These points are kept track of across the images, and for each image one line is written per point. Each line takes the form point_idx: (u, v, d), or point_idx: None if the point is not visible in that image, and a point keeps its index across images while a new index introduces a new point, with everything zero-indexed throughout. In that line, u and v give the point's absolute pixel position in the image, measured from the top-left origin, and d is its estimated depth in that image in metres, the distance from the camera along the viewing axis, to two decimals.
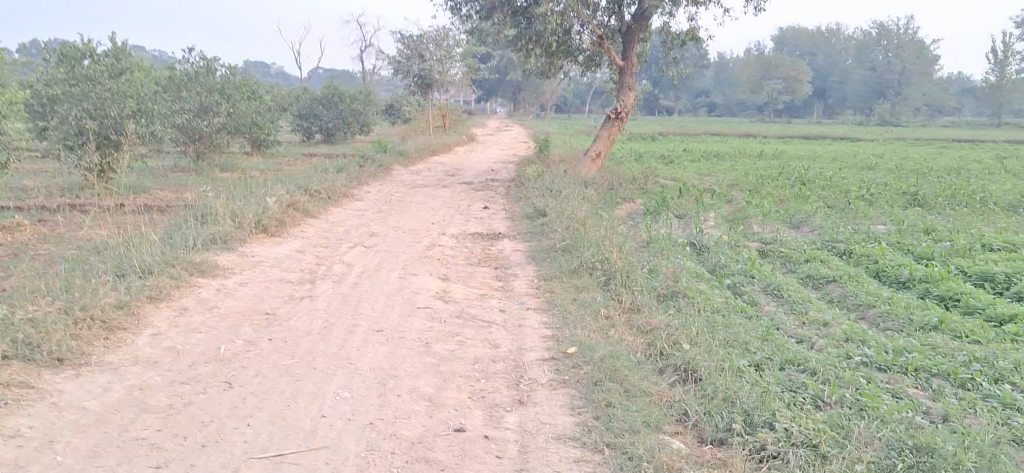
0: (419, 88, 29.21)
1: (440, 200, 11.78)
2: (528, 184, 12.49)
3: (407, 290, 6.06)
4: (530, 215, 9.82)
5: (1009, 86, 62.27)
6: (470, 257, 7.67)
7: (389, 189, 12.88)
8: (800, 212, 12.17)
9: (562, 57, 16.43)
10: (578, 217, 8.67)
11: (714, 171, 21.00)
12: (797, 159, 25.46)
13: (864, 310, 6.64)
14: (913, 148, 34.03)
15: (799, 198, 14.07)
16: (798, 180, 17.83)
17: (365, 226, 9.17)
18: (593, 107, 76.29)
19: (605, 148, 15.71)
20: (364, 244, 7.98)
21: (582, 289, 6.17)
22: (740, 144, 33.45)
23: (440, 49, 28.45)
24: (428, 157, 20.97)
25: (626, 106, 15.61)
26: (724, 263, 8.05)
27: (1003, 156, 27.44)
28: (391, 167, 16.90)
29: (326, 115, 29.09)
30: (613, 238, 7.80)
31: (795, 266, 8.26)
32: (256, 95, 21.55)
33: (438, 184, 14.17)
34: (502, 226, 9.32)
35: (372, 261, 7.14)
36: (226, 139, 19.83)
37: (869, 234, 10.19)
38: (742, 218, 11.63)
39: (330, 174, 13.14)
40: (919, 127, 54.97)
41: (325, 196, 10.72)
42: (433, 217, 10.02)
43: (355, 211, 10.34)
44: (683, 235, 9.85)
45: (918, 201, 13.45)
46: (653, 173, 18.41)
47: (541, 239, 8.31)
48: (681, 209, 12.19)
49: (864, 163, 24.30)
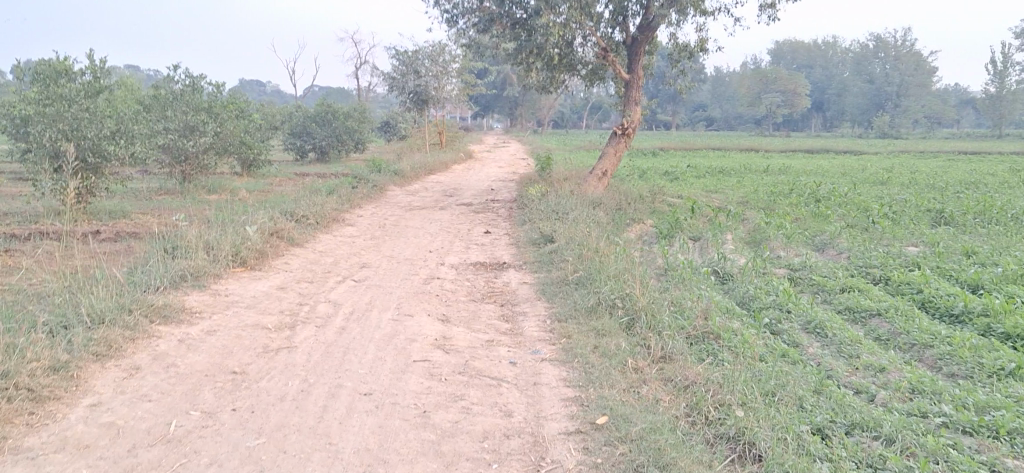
0: (414, 105, 28.46)
1: (437, 224, 11.01)
2: (532, 206, 11.71)
3: (401, 336, 5.26)
4: (536, 241, 9.04)
5: (1009, 97, 61.78)
6: (472, 292, 6.88)
7: (383, 212, 12.10)
8: (822, 233, 11.40)
9: (564, 72, 15.69)
10: (590, 245, 7.88)
11: (721, 188, 20.23)
12: (806, 174, 24.71)
13: (921, 351, 5.81)
14: (918, 161, 33.38)
15: (819, 217, 13.31)
16: (812, 196, 17.06)
17: (355, 256, 8.38)
18: (591, 122, 75.65)
19: (612, 166, 14.91)
20: (353, 278, 7.19)
21: (604, 333, 5.38)
22: (742, 159, 32.76)
23: (437, 65, 27.71)
24: (424, 176, 20.22)
25: (633, 122, 14.81)
26: (754, 296, 7.24)
27: (1013, 169, 26.78)
28: (387, 188, 16.12)
29: (319, 132, 28.36)
30: (633, 268, 7.01)
31: (832, 298, 7.45)
32: (246, 113, 20.78)
33: (435, 206, 13.38)
34: (507, 255, 8.53)
35: (362, 299, 6.36)
36: (214, 160, 19.00)
37: (902, 256, 9.42)
38: (762, 240, 10.86)
39: (321, 196, 12.35)
40: (919, 139, 54.41)
41: (313, 223, 9.93)
42: (431, 245, 9.23)
43: (346, 238, 9.56)
44: (703, 261, 9.08)
45: (945, 220, 12.69)
46: (660, 191, 17.64)
47: (550, 271, 7.52)
48: (694, 230, 11.41)
49: (874, 176, 23.57)
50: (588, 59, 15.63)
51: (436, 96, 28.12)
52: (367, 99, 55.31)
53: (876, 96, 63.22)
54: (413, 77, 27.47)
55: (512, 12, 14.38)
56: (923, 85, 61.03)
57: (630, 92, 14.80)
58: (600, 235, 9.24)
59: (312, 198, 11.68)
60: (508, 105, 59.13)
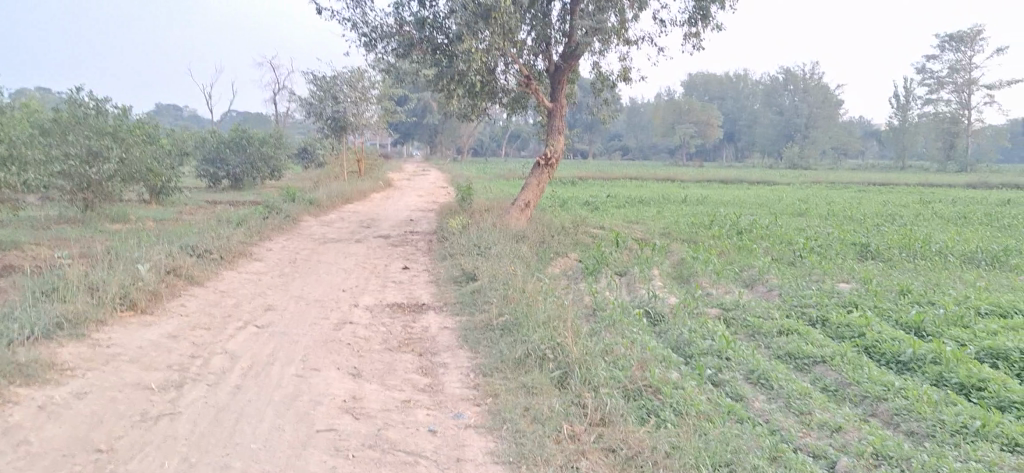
0: (331, 131, 27.66)
1: (352, 258, 10.33)
2: (452, 239, 11.14)
3: (304, 397, 4.60)
4: (457, 279, 8.45)
5: (913, 130, 63.65)
6: (388, 339, 6.25)
7: (294, 244, 11.37)
8: (749, 267, 11.07)
9: (485, 99, 15.19)
10: (516, 285, 7.34)
11: (643, 218, 19.95)
12: (725, 204, 24.66)
13: (875, 406, 5.40)
14: (830, 192, 33.84)
15: (744, 250, 13.01)
16: (734, 228, 16.83)
17: (261, 296, 7.66)
18: (510, 150, 75.50)
19: (535, 198, 14.34)
20: (255, 323, 6.50)
21: (534, 390, 4.82)
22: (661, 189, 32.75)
23: (355, 91, 26.99)
24: (341, 205, 19.47)
25: (557, 152, 14.31)
26: (691, 341, 6.75)
27: (922, 200, 27.22)
28: (300, 218, 15.36)
29: (232, 159, 27.31)
30: (562, 312, 6.48)
31: (771, 342, 7.02)
32: (153, 138, 19.77)
33: (350, 237, 12.69)
34: (425, 294, 7.91)
35: (264, 350, 5.68)
36: (119, 187, 17.90)
37: (836, 294, 9.09)
38: (691, 275, 10.46)
39: (228, 228, 11.56)
40: (830, 170, 55.53)
41: (215, 258, 9.17)
42: (344, 282, 8.55)
43: (252, 275, 8.82)
44: (633, 299, 8.59)
45: (870, 253, 12.50)
46: (582, 222, 17.25)
47: (473, 313, 6.94)
48: (621, 265, 10.98)
49: (791, 207, 23.62)
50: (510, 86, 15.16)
51: (354, 122, 27.37)
52: (283, 125, 54.09)
53: (786, 127, 64.46)
54: (330, 103, 26.69)
55: (432, 37, 13.83)
56: (833, 118, 62.48)
57: (554, 122, 14.34)
58: (525, 273, 8.69)
59: (217, 230, 10.89)
60: (427, 132, 58.54)
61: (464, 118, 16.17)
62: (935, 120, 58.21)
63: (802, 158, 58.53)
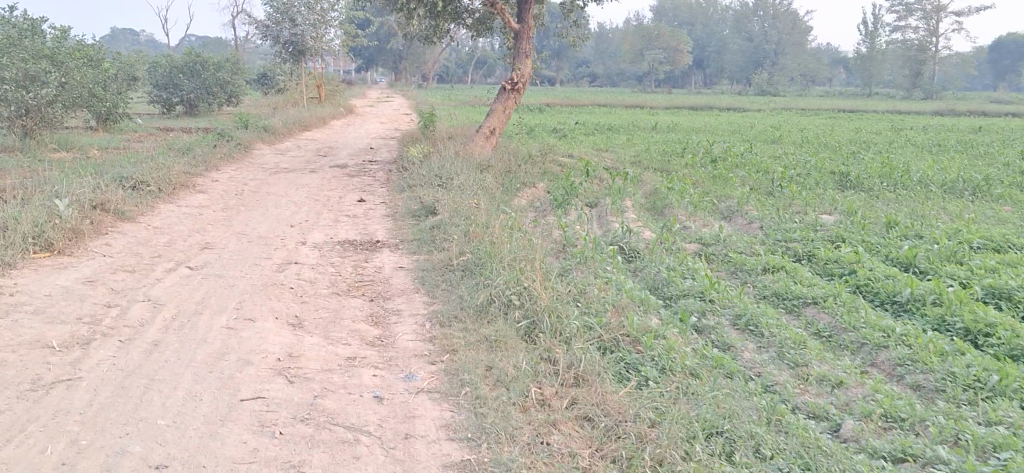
0: (289, 55, 26.60)
1: (304, 189, 9.63)
2: (412, 168, 10.47)
3: (232, 355, 3.99)
4: (415, 213, 7.79)
5: (879, 57, 63.17)
6: (335, 281, 5.62)
7: (242, 174, 10.66)
8: (727, 198, 10.48)
9: (447, 20, 14.36)
10: (479, 220, 6.71)
11: (612, 146, 19.35)
12: (696, 132, 24.10)
13: (875, 355, 4.87)
14: (799, 119, 33.31)
15: (719, 180, 12.43)
16: (706, 157, 16.24)
17: (199, 233, 6.98)
18: (475, 76, 74.25)
19: (501, 124, 13.51)
20: (188, 265, 5.85)
21: (497, 344, 4.22)
22: (629, 116, 32.05)
23: (313, 13, 25.89)
24: (298, 132, 18.63)
25: (524, 76, 13.50)
26: (672, 281, 6.19)
27: (895, 127, 26.74)
28: (254, 147, 14.57)
29: (187, 84, 26.18)
30: (530, 249, 5.87)
31: (757, 281, 6.47)
32: (97, 61, 18.72)
33: (304, 167, 11.98)
34: (381, 230, 7.26)
35: (194, 297, 5.05)
36: (61, 113, 16.91)
37: (820, 228, 8.55)
38: (665, 208, 9.88)
39: (171, 157, 10.79)
40: (797, 97, 55.12)
41: (152, 192, 8.44)
42: (293, 217, 7.88)
43: (191, 209, 8.11)
44: (606, 234, 8.00)
45: (848, 183, 11.98)
46: (550, 151, 16.61)
47: (432, 252, 6.31)
48: (591, 195, 10.38)
49: (763, 135, 23.05)
50: (474, 6, 14.34)
51: (313, 46, 26.29)
52: (243, 51, 52.53)
53: (754, 54, 63.69)
54: (288, 26, 25.57)
55: None
56: (800, 44, 61.90)
57: (521, 44, 13.52)
58: (489, 206, 8.06)
59: (159, 160, 10.12)
60: (392, 58, 57.10)
61: (426, 41, 15.33)
62: (903, 48, 57.82)
63: (769, 85, 58.02)
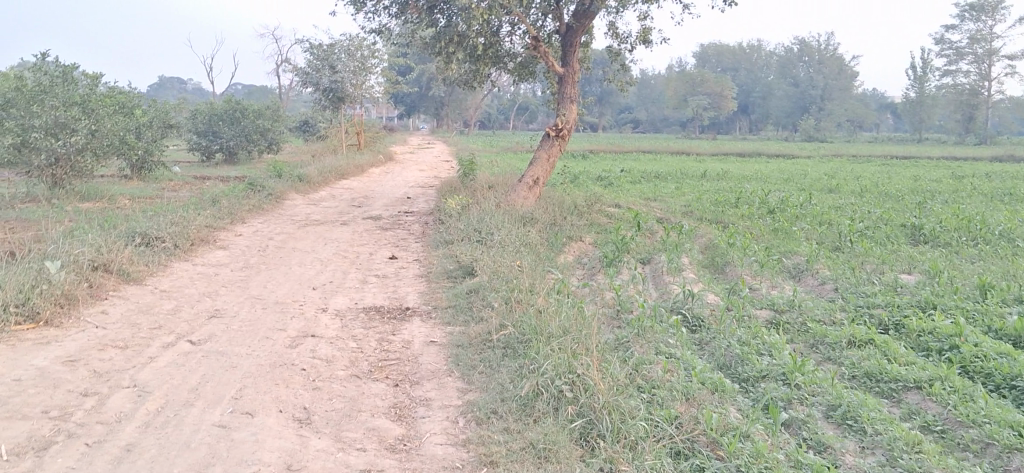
0: (329, 102, 26.19)
1: (333, 245, 8.91)
2: (451, 222, 9.73)
3: (217, 469, 3.23)
4: (451, 274, 7.02)
5: (928, 102, 61.79)
6: (356, 360, 4.85)
7: (269, 227, 10.00)
8: (793, 256, 9.59)
9: (489, 64, 13.71)
10: (522, 286, 5.92)
11: (661, 195, 18.54)
12: (747, 180, 23.21)
13: (1007, 460, 3.96)
14: (850, 166, 32.24)
15: (781, 234, 11.53)
16: (762, 207, 15.37)
17: (209, 298, 6.26)
18: (517, 123, 74.04)
19: (544, 174, 12.62)
20: (190, 338, 5.12)
21: (546, 456, 3.42)
22: (676, 163, 31.24)
23: (354, 60, 25.49)
24: (335, 181, 18.04)
25: (569, 122, 12.71)
26: (748, 362, 5.35)
27: (954, 175, 25.59)
28: (286, 197, 13.95)
29: (225, 132, 25.82)
30: (582, 324, 5.05)
31: (844, 359, 5.59)
32: (132, 108, 18.33)
33: (336, 218, 11.31)
34: (412, 294, 6.50)
35: (188, 382, 4.31)
36: (92, 162, 16.44)
37: (904, 291, 7.64)
38: (726, 268, 9.02)
39: (195, 209, 10.16)
40: (844, 143, 53.90)
41: (166, 249, 7.76)
42: (316, 278, 7.14)
43: (207, 268, 7.42)
44: (663, 299, 7.17)
45: (922, 237, 11.02)
46: (596, 201, 15.85)
47: (468, 323, 5.53)
48: (644, 252, 9.58)
49: (817, 184, 22.07)
50: (516, 50, 13.65)
51: (353, 93, 25.86)
52: (287, 99, 52.67)
53: (799, 99, 62.66)
54: (328, 73, 25.18)
55: None
56: (846, 89, 60.87)
57: (566, 89, 12.76)
58: (532, 267, 7.26)
59: (180, 213, 9.48)
60: (434, 106, 56.84)
61: (466, 86, 14.69)
62: (954, 93, 56.44)
63: (816, 131, 56.95)
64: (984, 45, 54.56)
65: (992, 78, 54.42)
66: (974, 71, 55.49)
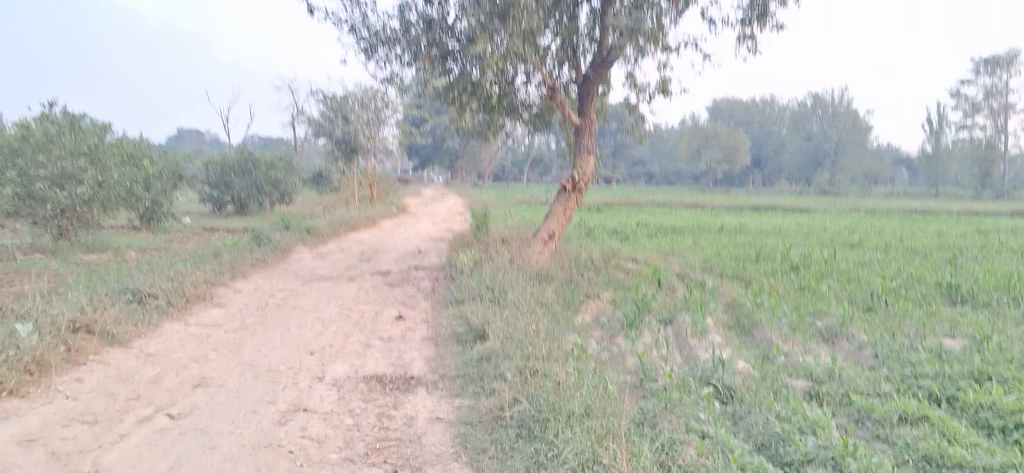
0: (342, 153, 25.88)
1: (337, 303, 8.40)
2: (462, 278, 9.23)
3: None
4: (460, 337, 6.50)
5: (945, 156, 61.30)
6: (352, 440, 4.32)
7: (271, 283, 9.51)
8: (825, 318, 9.04)
9: (503, 115, 13.31)
10: (537, 354, 5.39)
11: (679, 250, 18.03)
12: (766, 234, 22.68)
13: None
14: (871, 220, 31.66)
15: (809, 292, 10.99)
16: (786, 264, 14.83)
17: (196, 363, 5.74)
18: (531, 175, 73.85)
19: (561, 229, 12.07)
20: (169, 412, 4.60)
21: None
22: (692, 216, 30.77)
23: (367, 111, 25.23)
24: (345, 234, 17.58)
25: (586, 175, 12.22)
26: (791, 446, 4.79)
27: (979, 230, 24.98)
28: (293, 251, 13.48)
29: (237, 183, 25.48)
30: (606, 400, 4.52)
31: (896, 440, 5.04)
32: (140, 159, 17.97)
33: (343, 273, 10.82)
34: (418, 360, 5.97)
35: (159, 468, 3.78)
36: (98, 214, 15.98)
37: (951, 357, 7.07)
38: (755, 330, 8.47)
39: (195, 264, 9.68)
40: (861, 197, 53.32)
41: (158, 307, 7.26)
42: (315, 341, 6.63)
43: (200, 328, 6.91)
44: (692, 367, 6.63)
45: (959, 296, 10.45)
46: (614, 256, 15.36)
47: (478, 395, 5.00)
48: (666, 313, 9.04)
49: (838, 238, 21.52)
50: (532, 100, 13.24)
51: (366, 144, 25.54)
52: (301, 150, 52.61)
53: (815, 153, 62.29)
54: (341, 124, 24.87)
55: (444, 42, 11.95)
56: (861, 143, 60.50)
57: (584, 140, 12.30)
58: (549, 330, 6.73)
59: (177, 268, 8.99)
60: (448, 158, 56.61)
61: (480, 137, 14.28)
62: (970, 147, 55.99)
63: (831, 185, 56.47)
64: (1000, 99, 54.22)
65: (1009, 132, 53.92)
66: (990, 125, 55.02)
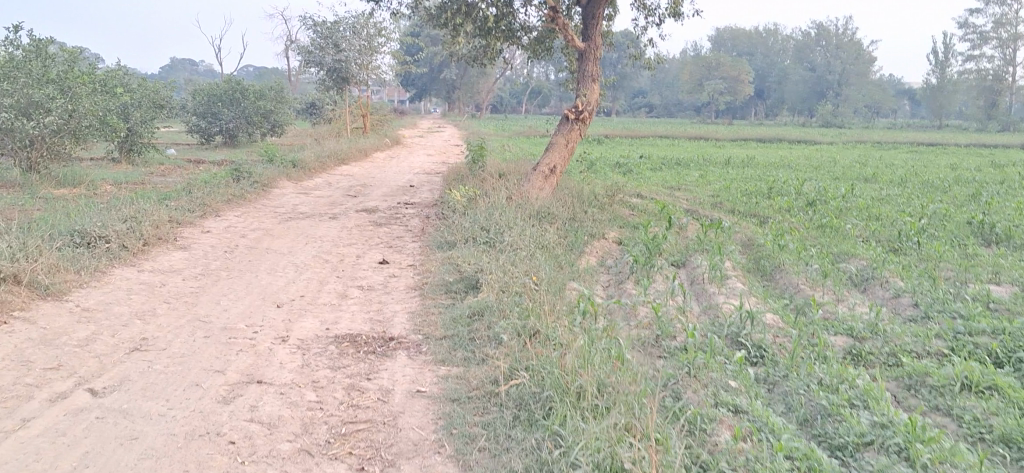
0: (333, 83, 24.84)
1: (314, 244, 7.58)
2: (455, 217, 8.41)
3: None
4: (450, 288, 5.67)
5: (950, 88, 59.97)
6: (312, 422, 3.52)
7: (246, 222, 8.68)
8: (852, 262, 8.24)
9: (500, 39, 12.33)
10: (537, 312, 4.57)
11: (685, 184, 17.19)
12: (775, 167, 21.83)
13: None
14: (878, 153, 30.74)
15: (830, 233, 10.18)
16: (801, 200, 14.01)
17: (141, 320, 4.93)
18: (529, 106, 72.64)
19: (563, 162, 11.12)
20: (92, 386, 3.79)
21: None
22: (696, 149, 29.83)
23: (359, 38, 24.11)
24: (334, 167, 16.71)
25: (591, 103, 11.24)
26: (843, 425, 3.99)
27: (994, 163, 24.09)
28: (277, 186, 12.62)
29: (224, 113, 24.48)
30: (620, 373, 3.71)
31: (964, 413, 4.24)
32: (116, 87, 17.00)
33: (327, 210, 10.00)
34: (401, 315, 5.16)
35: (58, 469, 2.98)
36: (70, 145, 15.06)
37: (1004, 309, 6.27)
38: (779, 277, 7.66)
39: (162, 201, 8.84)
40: (864, 130, 52.29)
41: (110, 252, 6.45)
42: (286, 290, 5.82)
43: (156, 277, 6.10)
44: (716, 323, 5.82)
45: (995, 236, 9.63)
46: (619, 191, 14.52)
47: (469, 363, 4.18)
48: (679, 256, 8.24)
49: (850, 172, 20.65)
50: (531, 23, 12.24)
51: (358, 73, 24.50)
52: (294, 80, 51.38)
53: (818, 84, 61.09)
54: (332, 51, 23.78)
55: None
56: (865, 74, 59.28)
57: (587, 66, 11.31)
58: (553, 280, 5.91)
59: (140, 205, 8.15)
60: (445, 89, 55.37)
61: (476, 64, 13.30)
62: (977, 78, 54.79)
63: (834, 116, 55.40)
64: (1010, 29, 52.86)
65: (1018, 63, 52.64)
66: (998, 56, 53.71)
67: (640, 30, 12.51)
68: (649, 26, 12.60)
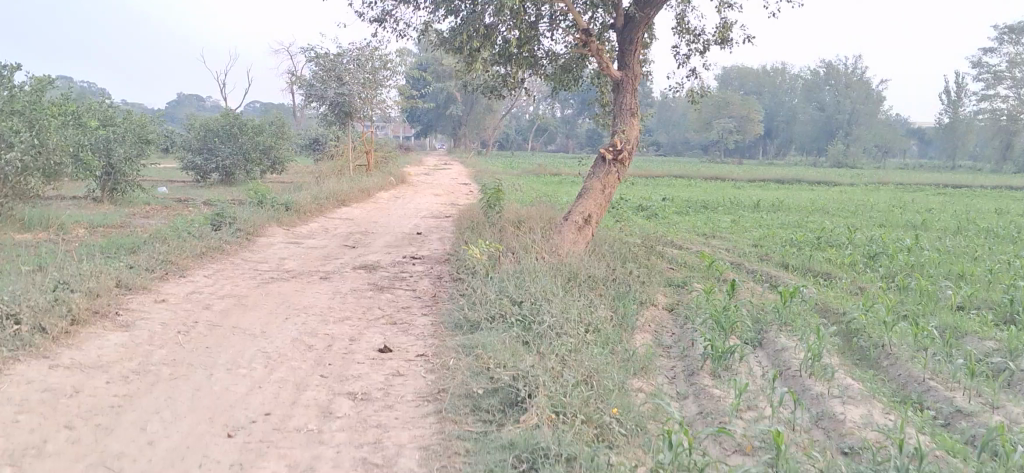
0: (334, 118, 23.31)
1: (297, 320, 5.91)
2: (475, 281, 6.75)
3: None
4: (479, 407, 4.02)
5: (964, 127, 58.26)
6: None
7: (218, 286, 7.01)
8: (973, 342, 6.53)
9: (523, 68, 10.75)
10: None
11: (720, 231, 15.50)
12: (809, 212, 20.13)
13: None
14: (906, 195, 28.99)
15: (920, 299, 8.47)
16: (861, 251, 12.29)
17: (13, 467, 3.25)
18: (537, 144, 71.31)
19: (598, 212, 9.43)
20: None
21: None
22: (717, 190, 28.15)
23: (363, 71, 22.62)
24: (333, 210, 15.08)
25: (630, 141, 9.57)
26: None
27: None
28: (266, 234, 10.96)
29: (220, 148, 22.90)
30: None
31: None
32: (92, 121, 15.39)
33: (319, 267, 8.33)
34: (411, 457, 3.49)
35: None
36: (39, 185, 13.39)
37: None
38: (890, 367, 5.99)
39: (116, 260, 7.17)
40: (877, 170, 50.53)
41: (18, 341, 4.77)
42: (248, 403, 4.15)
43: (71, 377, 4.42)
44: (855, 461, 4.16)
45: None
46: (654, 240, 12.85)
47: None
48: (755, 337, 6.55)
49: (895, 217, 18.94)
50: (558, 49, 10.68)
51: (361, 108, 22.98)
52: (296, 116, 50.02)
53: (827, 124, 59.65)
54: (334, 85, 22.26)
55: None
56: (875, 113, 57.79)
57: (625, 98, 9.67)
58: (622, 396, 4.27)
59: (83, 266, 6.49)
60: (451, 125, 53.95)
61: (494, 96, 11.70)
62: (991, 118, 53.19)
63: (846, 155, 53.76)
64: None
65: None
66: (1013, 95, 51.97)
67: (682, 57, 10.91)
68: (692, 53, 11.02)
